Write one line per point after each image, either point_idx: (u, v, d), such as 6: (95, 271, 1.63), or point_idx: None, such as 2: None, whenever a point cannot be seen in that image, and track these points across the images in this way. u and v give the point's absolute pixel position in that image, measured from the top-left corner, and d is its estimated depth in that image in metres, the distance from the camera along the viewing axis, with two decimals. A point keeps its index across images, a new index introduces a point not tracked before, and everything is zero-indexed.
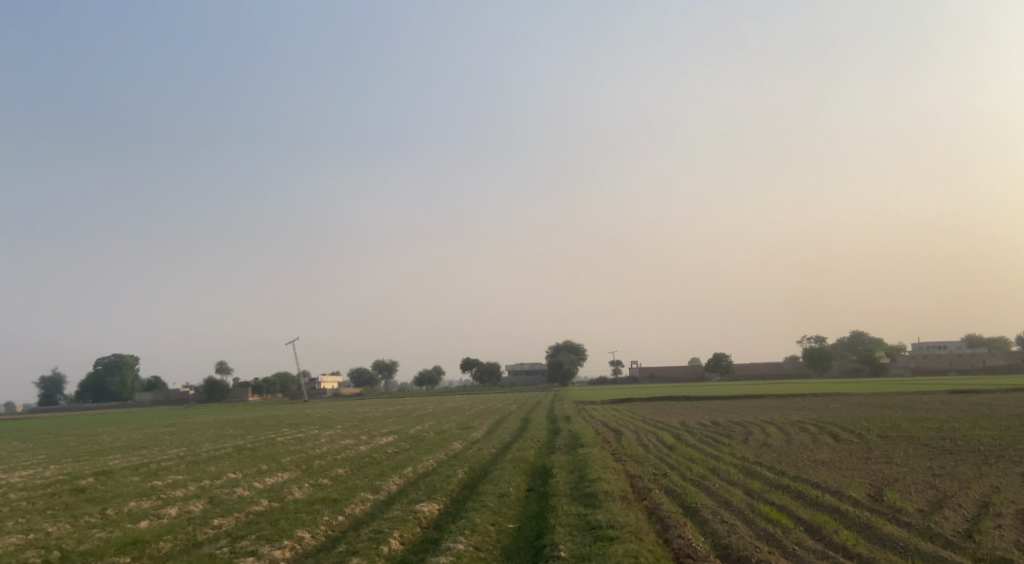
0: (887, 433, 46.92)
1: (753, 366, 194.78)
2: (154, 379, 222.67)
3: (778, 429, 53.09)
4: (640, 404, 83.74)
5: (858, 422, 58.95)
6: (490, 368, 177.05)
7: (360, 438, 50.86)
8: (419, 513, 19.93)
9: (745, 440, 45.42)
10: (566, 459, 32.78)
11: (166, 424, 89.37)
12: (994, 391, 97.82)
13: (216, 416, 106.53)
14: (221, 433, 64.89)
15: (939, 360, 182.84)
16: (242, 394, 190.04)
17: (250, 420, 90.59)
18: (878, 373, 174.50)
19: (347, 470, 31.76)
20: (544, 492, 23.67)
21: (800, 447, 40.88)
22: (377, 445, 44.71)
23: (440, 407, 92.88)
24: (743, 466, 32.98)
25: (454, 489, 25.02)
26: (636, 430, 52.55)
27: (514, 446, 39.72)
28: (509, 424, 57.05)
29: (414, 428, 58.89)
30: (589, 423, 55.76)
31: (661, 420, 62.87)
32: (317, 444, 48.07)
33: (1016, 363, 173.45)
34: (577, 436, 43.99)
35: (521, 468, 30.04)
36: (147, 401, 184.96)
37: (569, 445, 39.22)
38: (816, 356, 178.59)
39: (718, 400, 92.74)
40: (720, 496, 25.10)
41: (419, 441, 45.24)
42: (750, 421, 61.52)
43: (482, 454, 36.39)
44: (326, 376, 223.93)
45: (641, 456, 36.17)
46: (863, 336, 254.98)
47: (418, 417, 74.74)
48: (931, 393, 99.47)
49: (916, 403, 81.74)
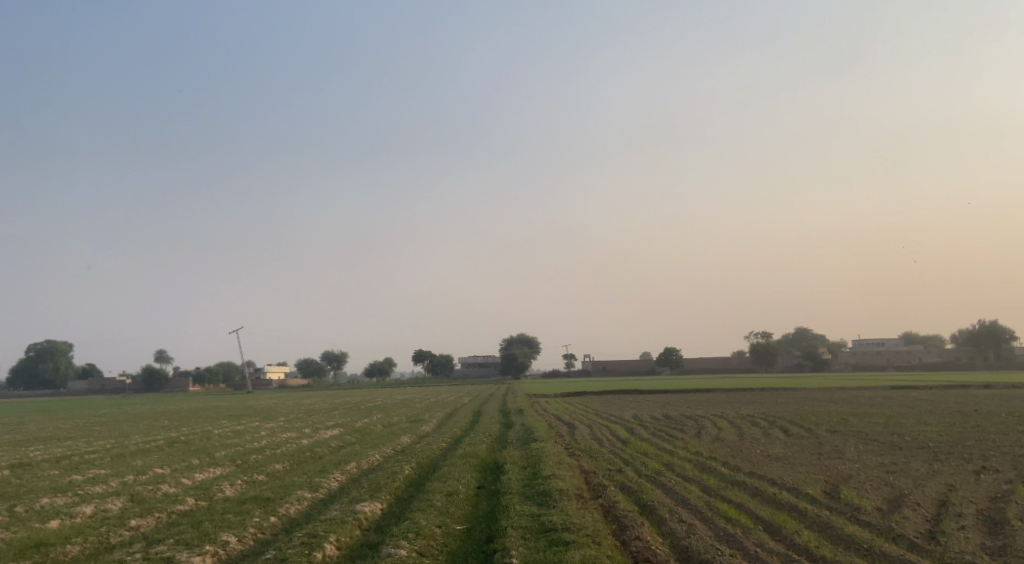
0: (838, 428, 46.42)
1: (701, 361, 195.82)
2: (89, 366, 217.22)
3: (729, 423, 52.39)
4: (591, 397, 82.97)
5: (808, 416, 58.67)
6: (442, 360, 175.42)
7: (304, 431, 49.22)
8: (360, 513, 18.51)
9: (698, 434, 44.66)
10: (518, 454, 31.53)
11: (104, 413, 86.59)
12: (936, 387, 98.83)
13: (156, 406, 103.46)
14: (159, 424, 62.61)
15: (878, 357, 185.47)
16: (184, 383, 185.98)
17: (191, 411, 88.13)
18: (820, 368, 176.58)
19: (287, 465, 30.26)
20: (494, 491, 22.38)
21: (754, 441, 40.12)
22: (320, 438, 43.16)
23: (389, 399, 91.20)
24: (698, 462, 31.99)
25: (398, 486, 23.59)
26: (588, 423, 51.56)
27: (465, 440, 38.42)
28: (458, 417, 55.67)
29: (361, 420, 57.32)
30: (541, 417, 54.67)
31: (613, 413, 62.12)
32: (260, 437, 46.33)
33: (952, 360, 176.76)
34: (531, 430, 42.77)
35: (472, 463, 28.72)
36: (83, 389, 180.20)
37: (521, 439, 37.99)
38: (761, 351, 179.86)
39: (668, 394, 92.34)
40: (676, 493, 24.00)
41: (366, 435, 43.73)
42: (702, 414, 60.94)
43: (431, 449, 35.03)
44: (273, 366, 220.40)
45: (596, 451, 35.06)
46: (806, 331, 258.38)
47: (365, 409, 73.11)
48: (875, 389, 100.38)
49: (862, 398, 82.07)
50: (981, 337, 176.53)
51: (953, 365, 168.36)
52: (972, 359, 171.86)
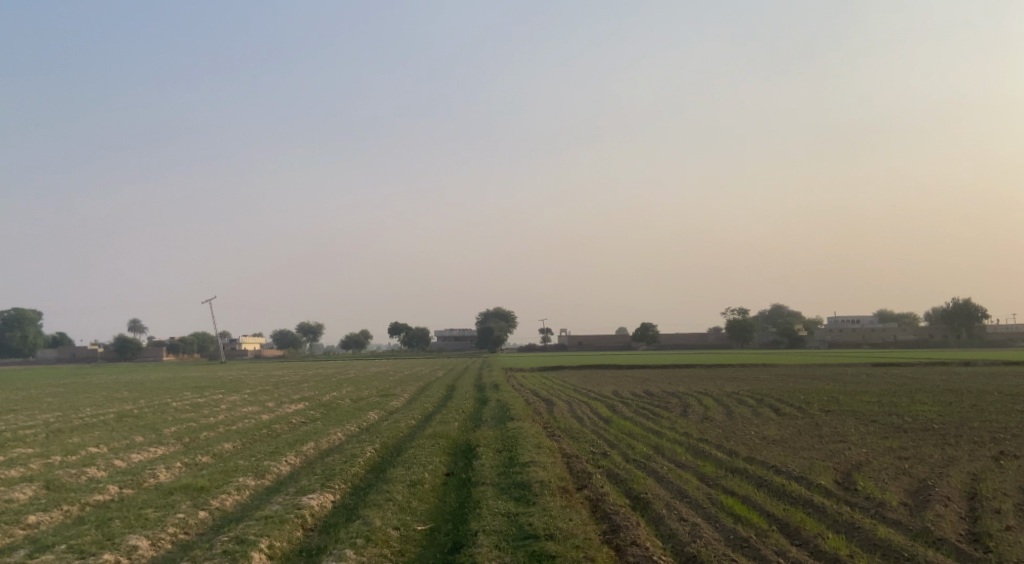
0: (830, 407, 43.90)
1: (678, 337, 194.21)
2: (59, 334, 213.19)
3: (714, 401, 49.91)
4: (570, 372, 80.58)
5: (794, 393, 56.12)
6: (419, 333, 172.60)
7: (266, 405, 46.28)
8: (305, 509, 15.66)
9: (684, 413, 41.95)
10: (493, 435, 28.74)
11: (65, 383, 83.32)
12: (915, 364, 97.27)
13: (121, 377, 100.08)
14: (116, 396, 59.44)
15: (852, 334, 184.42)
16: (156, 353, 182.17)
17: (155, 382, 84.87)
18: (795, 345, 175.32)
19: (236, 446, 27.44)
20: (465, 480, 19.59)
21: (746, 421, 37.55)
22: (281, 413, 40.28)
23: (362, 371, 88.19)
24: (690, 444, 29.34)
25: (356, 473, 20.77)
26: (568, 400, 48.82)
27: (436, 418, 35.56)
28: (432, 392, 52.92)
29: (330, 394, 54.36)
30: (518, 392, 51.98)
31: (592, 389, 59.55)
32: (217, 411, 43.26)
33: (924, 338, 175.99)
34: (508, 406, 39.99)
35: (442, 445, 25.87)
36: (51, 358, 176.20)
37: (498, 418, 35.10)
38: (736, 327, 178.15)
39: (647, 369, 89.93)
40: (670, 482, 21.24)
41: (331, 411, 40.82)
42: (684, 392, 58.55)
43: (400, 428, 32.17)
44: (247, 338, 216.26)
45: (578, 433, 32.31)
46: (782, 308, 257.36)
47: (334, 382, 70.23)
48: (856, 365, 98.60)
49: (842, 375, 80.14)
50: (952, 315, 175.79)
51: (925, 342, 167.60)
52: (943, 338, 171.37)
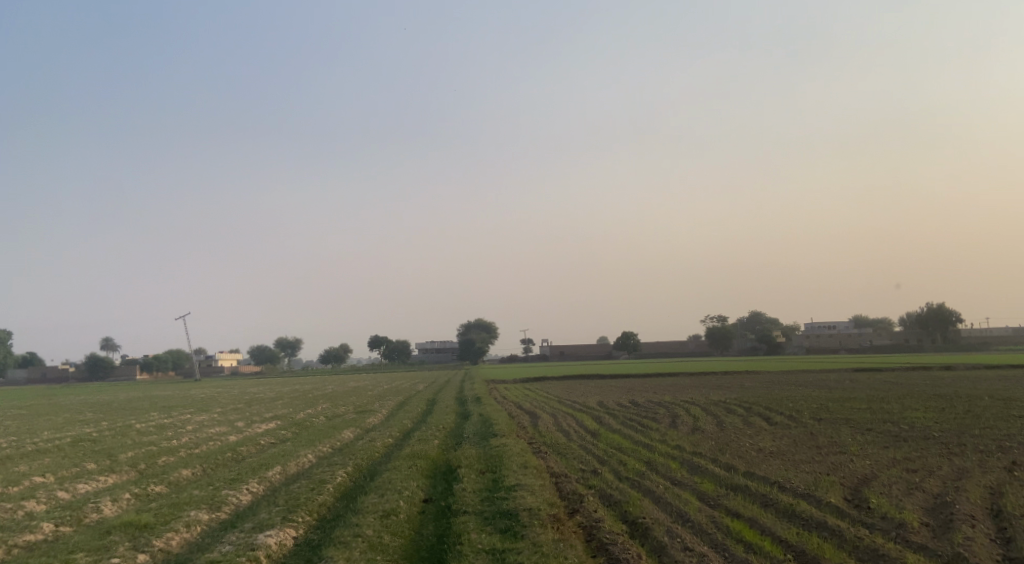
0: (823, 415, 42.30)
1: (659, 344, 192.86)
2: (31, 354, 209.14)
3: (703, 411, 48.14)
4: (551, 383, 78.69)
5: (784, 401, 54.52)
6: (397, 346, 170.26)
7: (235, 424, 44.09)
8: (261, 551, 13.77)
9: (673, 424, 40.16)
10: (475, 454, 26.74)
11: (32, 404, 80.55)
12: (898, 369, 95.94)
13: (90, 397, 97.38)
14: (80, 418, 57.08)
15: (830, 339, 183.78)
16: (131, 371, 178.57)
17: (125, 401, 82.29)
18: (775, 351, 174.46)
19: (195, 474, 25.40)
20: (443, 508, 17.72)
21: (738, 431, 35.83)
22: (250, 434, 38.20)
23: (339, 386, 85.95)
24: (686, 459, 27.50)
25: (323, 503, 18.81)
26: (552, 412, 46.94)
27: (414, 435, 33.56)
28: (410, 406, 50.87)
29: (303, 412, 52.22)
30: (500, 405, 50.02)
31: (577, 400, 57.80)
32: (181, 433, 41.12)
33: (901, 342, 175.61)
34: (490, 421, 38.03)
35: (419, 467, 23.92)
36: (22, 378, 172.26)
37: (479, 434, 33.20)
38: (717, 335, 176.92)
39: (630, 378, 88.13)
40: (668, 503, 19.39)
41: (303, 430, 38.78)
42: (671, 401, 56.86)
43: (375, 447, 30.10)
44: (224, 354, 212.88)
45: (566, 448, 30.37)
46: (760, 315, 257.19)
47: (310, 398, 68.02)
48: (841, 371, 97.30)
49: (827, 381, 78.65)
50: (927, 320, 175.37)
51: (902, 347, 166.98)
52: (920, 342, 171.05)
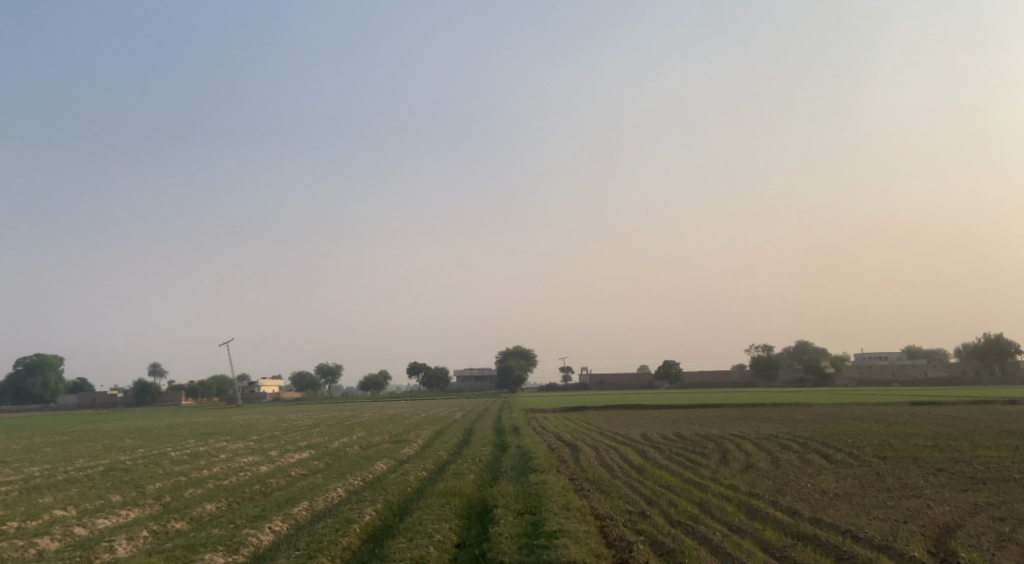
0: (884, 452, 39.94)
1: (703, 374, 189.27)
2: (80, 380, 211.38)
3: (753, 446, 45.96)
4: (593, 413, 76.58)
5: (840, 436, 52.06)
6: (437, 373, 168.90)
7: (268, 453, 42.79)
8: None
9: (724, 459, 38.17)
10: (513, 492, 25.05)
11: (72, 430, 80.24)
12: (956, 403, 92.22)
13: (130, 423, 96.94)
14: (117, 445, 56.28)
15: (882, 371, 178.72)
16: (175, 397, 179.15)
17: (164, 427, 81.64)
18: (823, 383, 170.04)
19: (219, 509, 24.05)
20: (479, 555, 16.14)
21: (797, 470, 33.77)
22: (282, 464, 36.88)
23: (378, 414, 84.59)
24: (741, 501, 25.56)
25: (349, 547, 17.33)
26: (595, 444, 45.10)
27: (450, 468, 31.97)
28: (449, 436, 49.34)
29: (339, 440, 50.84)
30: (541, 436, 48.23)
31: (619, 432, 55.81)
32: (213, 461, 39.92)
33: (957, 374, 170.08)
34: (529, 454, 36.30)
35: (453, 506, 22.28)
36: (71, 404, 173.62)
37: (518, 468, 31.57)
38: (762, 365, 173.03)
39: (674, 409, 85.63)
40: (729, 554, 17.57)
41: (336, 460, 37.37)
42: (720, 434, 54.58)
43: (407, 482, 28.52)
44: (266, 380, 213.13)
45: (611, 486, 28.56)
46: (807, 344, 252.08)
47: (347, 426, 66.73)
48: (895, 404, 93.81)
49: (882, 415, 75.62)
50: (986, 351, 169.29)
51: (958, 379, 161.56)
52: (977, 374, 165.39)
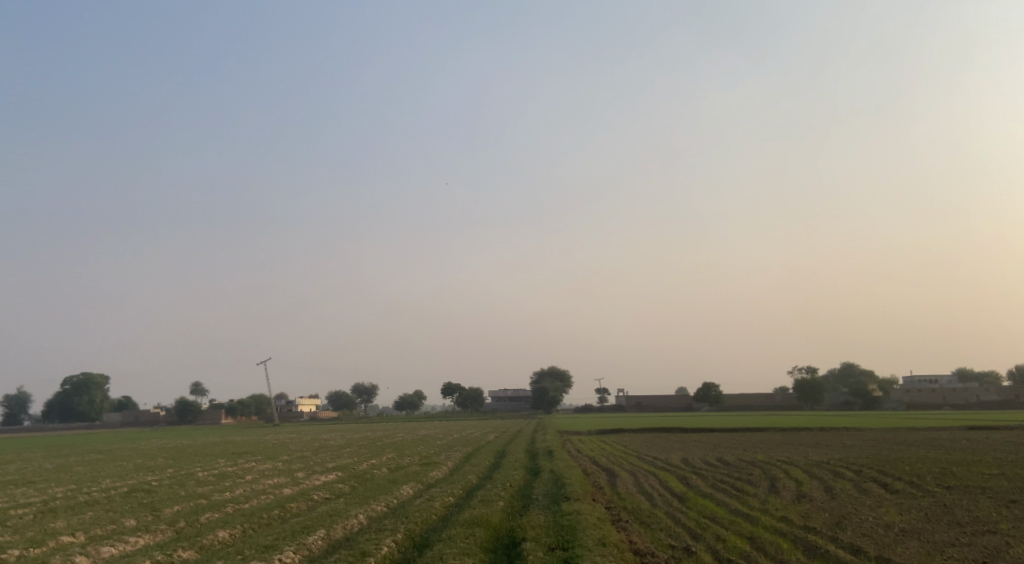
0: (944, 483, 37.63)
1: (744, 397, 185.25)
2: (124, 399, 212.89)
3: (802, 473, 43.71)
4: (631, 436, 74.37)
5: (893, 464, 49.60)
6: (472, 394, 167.18)
7: (293, 475, 41.26)
8: None
9: (771, 488, 36.10)
10: (544, 523, 23.19)
11: (107, 447, 79.65)
12: (1012, 428, 88.31)
13: (165, 441, 96.27)
14: (148, 464, 55.36)
15: (931, 395, 173.64)
16: (215, 416, 179.08)
17: (197, 446, 80.72)
18: (869, 406, 165.49)
19: (232, 536, 22.46)
20: None
21: (853, 502, 31.65)
22: (307, 487, 35.34)
23: (412, 434, 82.99)
24: (797, 537, 23.63)
25: None
26: (633, 469, 43.08)
27: (480, 494, 30.26)
28: (481, 459, 47.59)
29: (368, 462, 49.23)
30: (577, 460, 46.28)
31: (659, 456, 53.70)
32: (236, 483, 38.51)
33: (1009, 398, 164.59)
34: (563, 479, 34.42)
35: (478, 538, 20.59)
36: (116, 421, 174.50)
37: (552, 495, 29.81)
38: (805, 387, 168.81)
39: (715, 433, 82.95)
40: None
41: (361, 484, 35.83)
42: (765, 460, 52.21)
43: (434, 509, 26.84)
44: (304, 400, 212.74)
45: (652, 517, 26.70)
46: (852, 367, 246.60)
47: (380, 447, 65.24)
48: (947, 429, 90.36)
49: (934, 441, 72.66)
50: None
51: (1011, 403, 156.27)
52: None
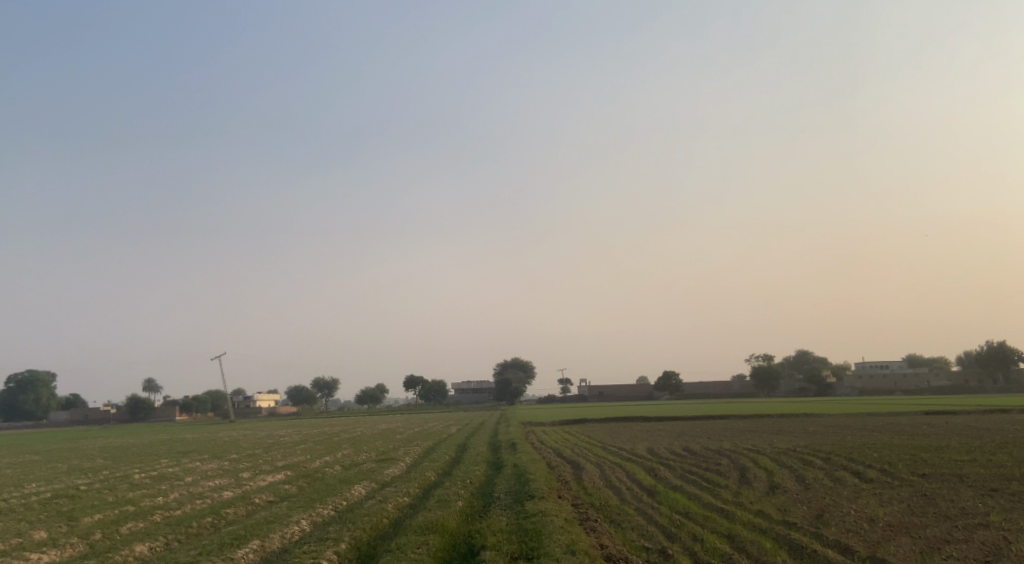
0: (920, 471, 36.10)
1: (702, 386, 184.76)
2: (75, 396, 207.79)
3: (770, 462, 42.03)
4: (594, 425, 72.47)
5: (863, 450, 48.25)
6: (435, 387, 164.71)
7: (238, 476, 38.56)
8: None
9: (742, 479, 34.32)
10: (506, 526, 20.99)
11: (50, 448, 76.03)
12: (971, 412, 87.92)
13: (111, 440, 92.54)
14: (84, 465, 52.10)
15: (883, 381, 174.54)
16: (169, 413, 174.55)
17: (145, 445, 77.28)
18: (824, 393, 165.88)
19: (154, 550, 20.11)
20: None
21: (831, 494, 29.88)
22: (249, 489, 32.74)
23: (371, 428, 80.26)
24: (779, 535, 21.70)
25: None
26: (598, 462, 40.94)
27: (436, 494, 27.96)
28: (439, 454, 45.20)
29: (319, 460, 46.54)
30: (540, 454, 44.05)
31: (623, 447, 51.83)
32: (173, 485, 35.71)
33: (959, 383, 165.98)
34: (526, 474, 32.26)
35: (429, 547, 18.43)
36: (64, 420, 168.99)
37: (514, 493, 27.65)
38: (763, 375, 168.57)
39: (677, 422, 81.47)
40: None
41: (309, 484, 33.33)
42: (733, 450, 50.54)
43: (384, 512, 24.47)
44: (261, 395, 208.54)
45: (621, 515, 24.59)
46: (807, 353, 248.25)
47: (334, 443, 62.56)
48: (905, 414, 89.70)
49: (898, 425, 71.63)
50: (987, 360, 165.17)
51: (961, 388, 157.39)
52: (979, 383, 161.19)
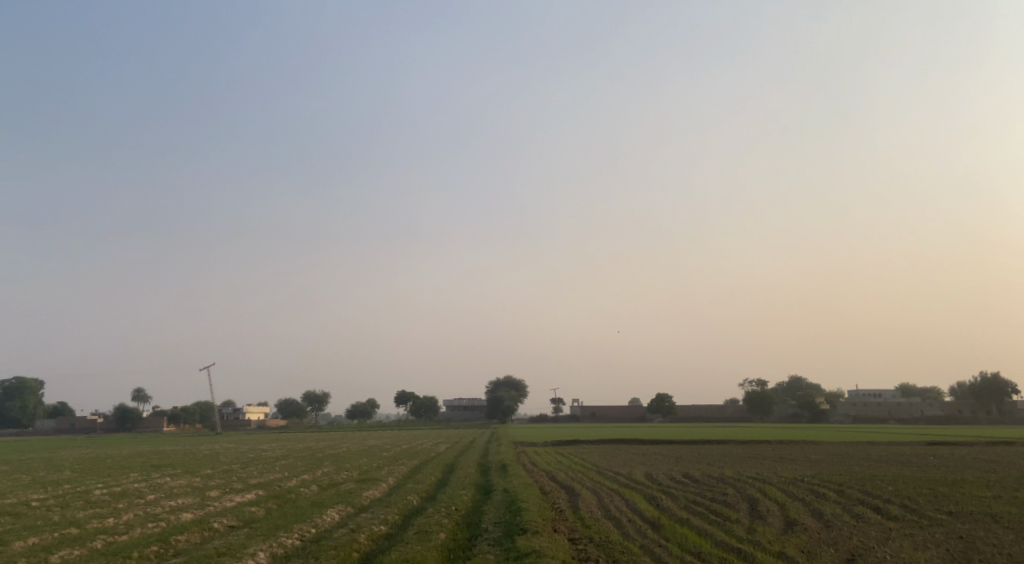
0: (945, 509, 33.09)
1: (696, 409, 181.63)
2: (61, 406, 204.11)
3: (780, 494, 38.99)
4: (587, 447, 69.45)
5: (877, 482, 45.26)
6: (426, 403, 161.66)
7: (204, 495, 35.41)
8: None
9: (752, 513, 31.27)
10: None
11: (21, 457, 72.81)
12: (974, 443, 84.98)
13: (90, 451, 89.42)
14: (47, 477, 48.82)
15: (878, 409, 171.56)
16: (156, 423, 170.69)
17: (121, 457, 73.83)
18: (818, 419, 162.84)
19: None
20: None
21: (854, 533, 26.84)
22: (212, 511, 29.53)
23: (356, 445, 77.01)
24: None
25: None
26: (594, 488, 37.82)
27: (416, 524, 24.81)
28: (425, 475, 42.12)
29: (295, 477, 43.36)
30: (532, 478, 41.07)
31: (621, 472, 48.71)
32: (130, 503, 32.54)
33: (953, 413, 162.96)
34: (517, 502, 29.16)
35: None
36: (48, 429, 165.14)
37: (505, 524, 24.62)
38: (756, 400, 165.50)
39: (674, 445, 78.52)
40: None
41: (278, 506, 30.16)
42: (737, 478, 47.38)
43: (354, 544, 21.49)
44: (251, 407, 204.62)
45: (628, 555, 21.57)
46: (800, 380, 245.57)
47: (317, 459, 59.37)
48: (907, 444, 86.79)
49: (904, 456, 68.65)
50: (981, 390, 162.34)
51: (954, 418, 154.52)
52: (974, 413, 158.32)
